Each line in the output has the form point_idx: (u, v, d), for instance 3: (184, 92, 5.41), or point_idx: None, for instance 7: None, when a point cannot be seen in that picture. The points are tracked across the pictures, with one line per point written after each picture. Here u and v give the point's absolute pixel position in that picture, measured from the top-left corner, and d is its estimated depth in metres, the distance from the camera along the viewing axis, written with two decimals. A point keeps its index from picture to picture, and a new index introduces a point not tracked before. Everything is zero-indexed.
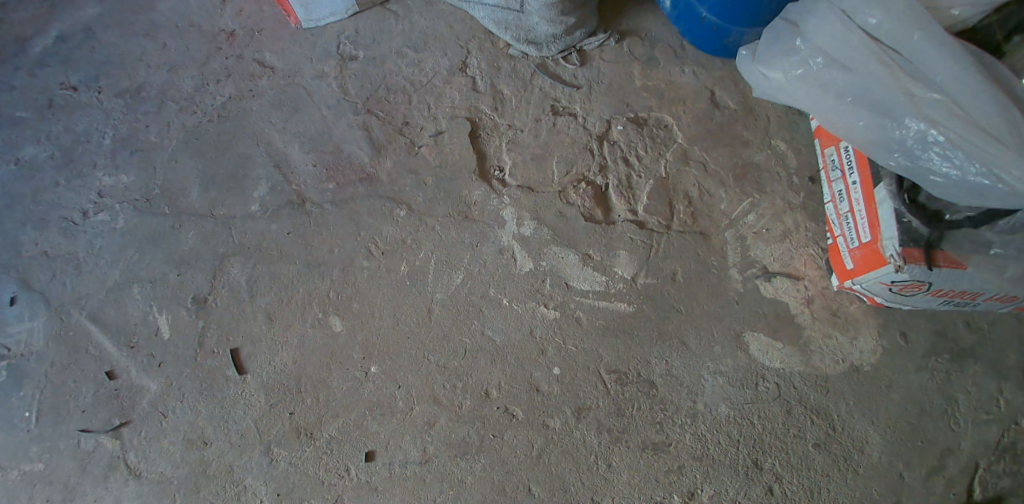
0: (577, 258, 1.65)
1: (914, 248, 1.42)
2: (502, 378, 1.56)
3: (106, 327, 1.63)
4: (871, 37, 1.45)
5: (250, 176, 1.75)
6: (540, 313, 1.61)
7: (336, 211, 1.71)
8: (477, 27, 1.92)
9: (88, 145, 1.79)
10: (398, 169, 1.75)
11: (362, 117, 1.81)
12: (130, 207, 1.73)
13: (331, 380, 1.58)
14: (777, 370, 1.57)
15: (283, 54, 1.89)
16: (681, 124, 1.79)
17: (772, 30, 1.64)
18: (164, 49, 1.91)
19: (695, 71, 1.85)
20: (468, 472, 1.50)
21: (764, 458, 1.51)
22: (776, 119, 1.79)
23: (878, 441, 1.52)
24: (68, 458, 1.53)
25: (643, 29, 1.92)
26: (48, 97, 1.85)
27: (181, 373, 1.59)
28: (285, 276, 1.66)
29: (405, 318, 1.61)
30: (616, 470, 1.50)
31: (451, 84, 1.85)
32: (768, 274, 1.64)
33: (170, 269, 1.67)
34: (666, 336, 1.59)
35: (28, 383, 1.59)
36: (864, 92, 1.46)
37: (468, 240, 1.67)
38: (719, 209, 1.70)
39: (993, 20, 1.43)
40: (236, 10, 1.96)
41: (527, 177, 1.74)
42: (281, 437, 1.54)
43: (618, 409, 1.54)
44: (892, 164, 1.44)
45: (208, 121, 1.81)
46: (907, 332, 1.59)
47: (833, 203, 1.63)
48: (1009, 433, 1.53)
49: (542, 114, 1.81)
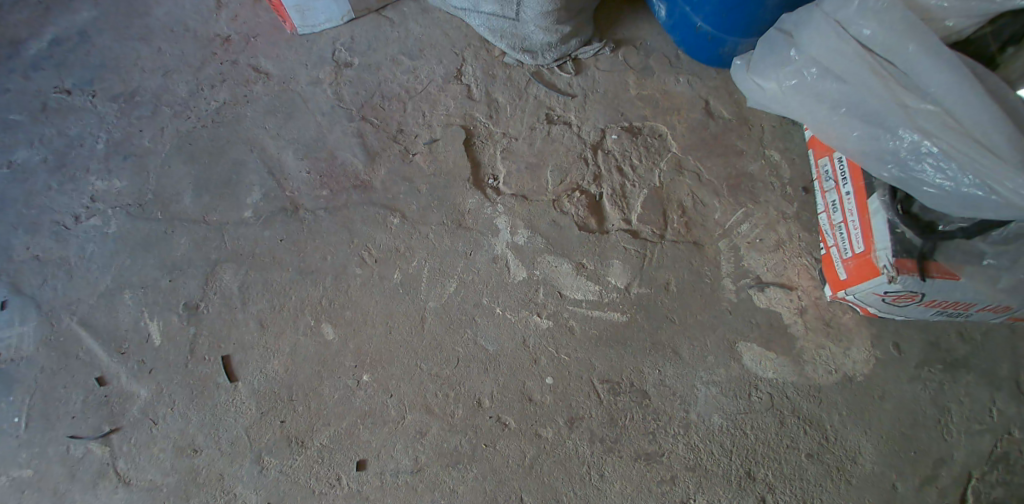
0: (570, 267, 1.65)
1: (907, 259, 1.41)
2: (494, 387, 1.56)
3: (97, 333, 1.62)
4: (865, 48, 1.45)
5: (244, 182, 1.74)
6: (533, 321, 1.61)
7: (330, 218, 1.71)
8: (473, 35, 1.92)
9: (82, 149, 1.79)
10: (392, 177, 1.75)
11: (357, 123, 1.81)
12: (123, 212, 1.72)
13: (323, 388, 1.57)
14: (770, 380, 1.57)
15: (278, 60, 1.89)
16: (675, 134, 1.79)
17: (767, 41, 1.65)
18: (159, 54, 1.91)
19: (690, 81, 1.86)
20: (459, 481, 1.50)
21: (756, 468, 1.51)
22: (770, 129, 1.79)
23: (871, 451, 1.52)
24: (56, 465, 1.52)
25: (638, 38, 1.92)
26: (42, 101, 1.84)
27: (172, 380, 1.58)
28: (277, 283, 1.65)
29: (397, 327, 1.61)
30: (609, 480, 1.50)
31: (446, 92, 1.85)
32: (761, 283, 1.65)
33: (162, 275, 1.66)
34: (659, 346, 1.59)
35: (17, 389, 1.58)
36: (858, 102, 1.47)
37: (462, 248, 1.67)
38: (713, 219, 1.71)
39: (987, 31, 1.43)
40: (232, 16, 1.96)
41: (521, 186, 1.74)
42: (272, 445, 1.53)
43: (611, 418, 1.54)
44: (886, 175, 1.45)
45: (202, 127, 1.80)
46: (900, 342, 1.60)
47: (827, 214, 1.63)
48: (1002, 444, 1.53)
49: (537, 122, 1.81)
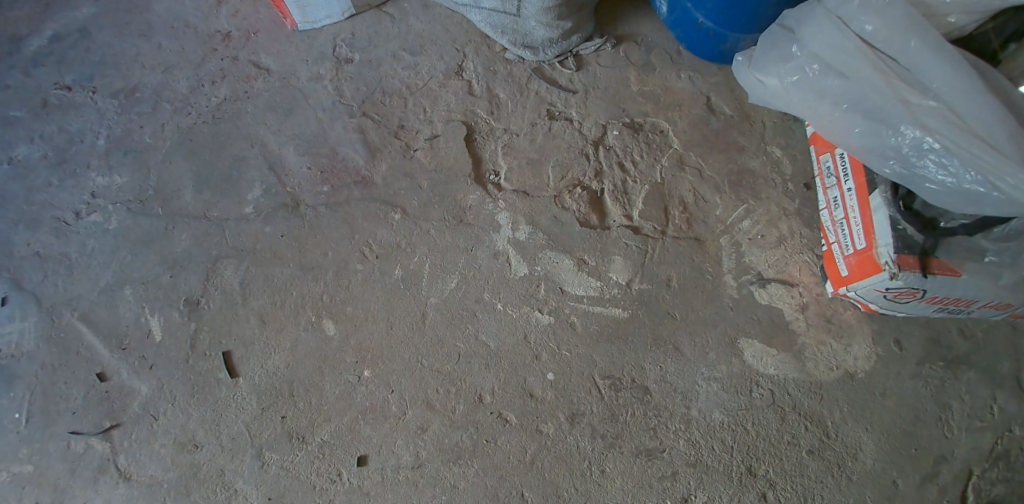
0: (572, 263, 1.65)
1: (909, 256, 1.41)
2: (496, 383, 1.56)
3: (98, 329, 1.62)
4: (867, 44, 1.45)
5: (244, 178, 1.74)
6: (534, 318, 1.61)
7: (330, 214, 1.70)
8: (473, 31, 1.91)
9: (82, 145, 1.79)
10: (392, 173, 1.75)
11: (358, 119, 1.81)
12: (123, 208, 1.72)
13: (324, 384, 1.57)
14: (771, 376, 1.57)
15: (279, 56, 1.89)
16: (676, 130, 1.79)
17: (768, 37, 1.64)
18: (160, 49, 1.90)
19: (691, 77, 1.85)
20: (460, 477, 1.50)
21: (757, 465, 1.50)
22: (772, 125, 1.79)
23: (872, 447, 1.52)
24: (58, 460, 1.52)
25: (640, 34, 1.92)
26: (42, 97, 1.84)
27: (172, 375, 1.58)
28: (278, 279, 1.65)
29: (399, 322, 1.61)
30: (610, 476, 1.50)
31: (447, 88, 1.84)
32: (762, 280, 1.64)
33: (163, 271, 1.66)
34: (660, 342, 1.59)
35: (18, 385, 1.58)
36: (859, 98, 1.46)
37: (463, 244, 1.67)
38: (714, 215, 1.70)
39: (989, 27, 1.43)
40: (232, 12, 1.96)
41: (523, 182, 1.74)
42: (273, 441, 1.53)
43: (612, 414, 1.54)
44: (887, 171, 1.45)
45: (203, 123, 1.80)
46: (901, 339, 1.60)
47: (828, 210, 1.63)
48: (1003, 441, 1.53)
49: (538, 118, 1.81)
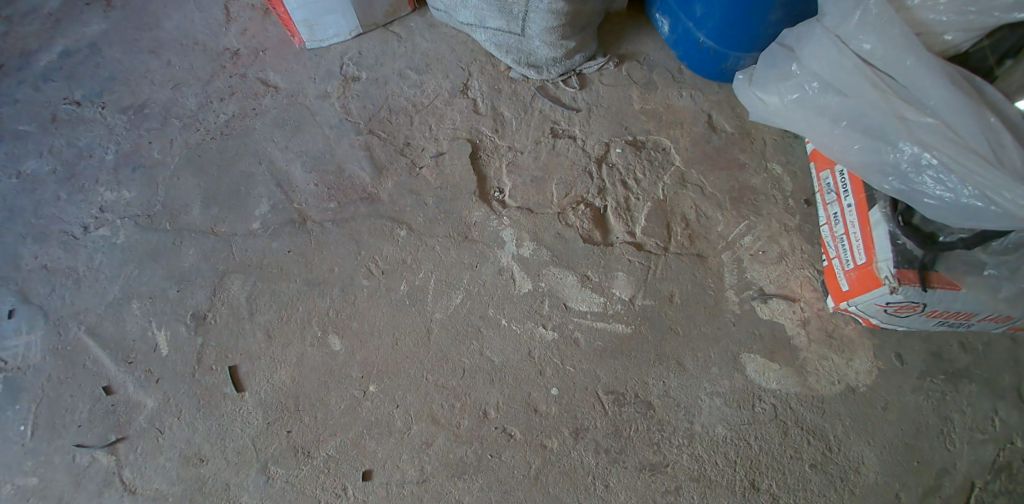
0: (575, 279, 1.67)
1: (909, 270, 1.44)
2: (501, 398, 1.57)
3: (105, 342, 1.62)
4: (865, 62, 1.48)
5: (252, 194, 1.76)
6: (538, 333, 1.62)
7: (337, 230, 1.72)
8: (478, 50, 1.96)
9: (91, 160, 1.81)
10: (399, 190, 1.77)
11: (364, 137, 1.83)
12: (132, 223, 1.73)
13: (330, 398, 1.58)
14: (773, 391, 1.58)
15: (287, 73, 1.92)
16: (678, 147, 1.82)
17: (769, 55, 1.69)
18: (169, 66, 1.94)
19: (693, 95, 1.89)
20: (465, 492, 1.49)
21: (761, 479, 1.51)
22: (772, 142, 1.83)
23: (874, 461, 1.53)
24: (62, 474, 1.52)
25: (642, 53, 1.96)
26: (52, 111, 1.87)
27: (179, 388, 1.58)
28: (285, 294, 1.66)
29: (404, 338, 1.62)
30: (614, 491, 1.50)
31: (452, 106, 1.88)
32: (764, 295, 1.66)
33: (170, 285, 1.67)
34: (664, 358, 1.60)
35: (24, 397, 1.58)
36: (858, 116, 1.50)
37: (468, 260, 1.69)
38: (716, 231, 1.73)
39: (985, 45, 1.44)
40: (241, 30, 2.00)
41: (527, 199, 1.76)
42: (278, 455, 1.53)
43: (616, 429, 1.55)
44: (886, 187, 1.48)
45: (211, 139, 1.83)
46: (902, 353, 1.62)
47: (829, 226, 1.65)
48: (1005, 453, 1.53)
49: (542, 136, 1.84)
